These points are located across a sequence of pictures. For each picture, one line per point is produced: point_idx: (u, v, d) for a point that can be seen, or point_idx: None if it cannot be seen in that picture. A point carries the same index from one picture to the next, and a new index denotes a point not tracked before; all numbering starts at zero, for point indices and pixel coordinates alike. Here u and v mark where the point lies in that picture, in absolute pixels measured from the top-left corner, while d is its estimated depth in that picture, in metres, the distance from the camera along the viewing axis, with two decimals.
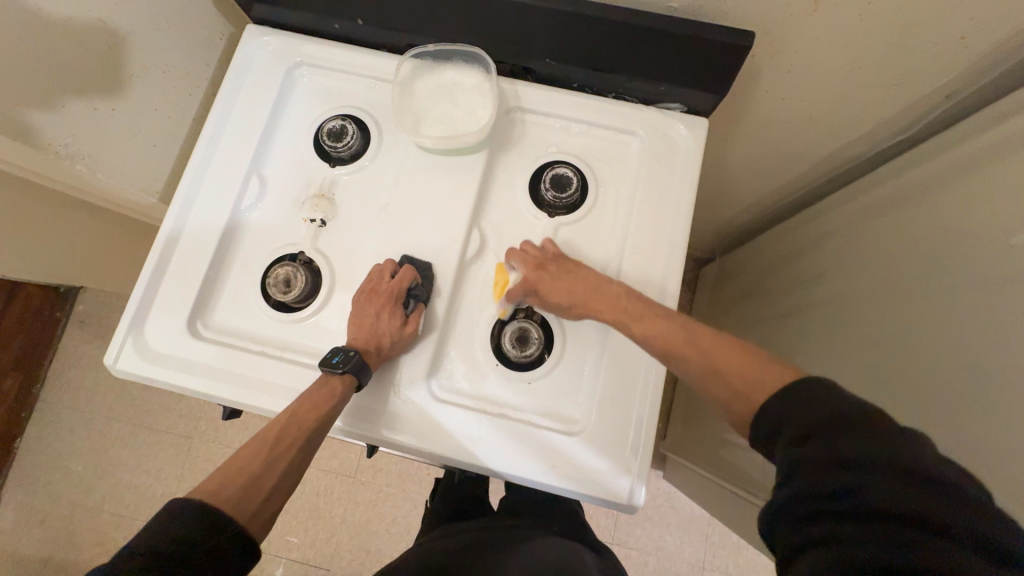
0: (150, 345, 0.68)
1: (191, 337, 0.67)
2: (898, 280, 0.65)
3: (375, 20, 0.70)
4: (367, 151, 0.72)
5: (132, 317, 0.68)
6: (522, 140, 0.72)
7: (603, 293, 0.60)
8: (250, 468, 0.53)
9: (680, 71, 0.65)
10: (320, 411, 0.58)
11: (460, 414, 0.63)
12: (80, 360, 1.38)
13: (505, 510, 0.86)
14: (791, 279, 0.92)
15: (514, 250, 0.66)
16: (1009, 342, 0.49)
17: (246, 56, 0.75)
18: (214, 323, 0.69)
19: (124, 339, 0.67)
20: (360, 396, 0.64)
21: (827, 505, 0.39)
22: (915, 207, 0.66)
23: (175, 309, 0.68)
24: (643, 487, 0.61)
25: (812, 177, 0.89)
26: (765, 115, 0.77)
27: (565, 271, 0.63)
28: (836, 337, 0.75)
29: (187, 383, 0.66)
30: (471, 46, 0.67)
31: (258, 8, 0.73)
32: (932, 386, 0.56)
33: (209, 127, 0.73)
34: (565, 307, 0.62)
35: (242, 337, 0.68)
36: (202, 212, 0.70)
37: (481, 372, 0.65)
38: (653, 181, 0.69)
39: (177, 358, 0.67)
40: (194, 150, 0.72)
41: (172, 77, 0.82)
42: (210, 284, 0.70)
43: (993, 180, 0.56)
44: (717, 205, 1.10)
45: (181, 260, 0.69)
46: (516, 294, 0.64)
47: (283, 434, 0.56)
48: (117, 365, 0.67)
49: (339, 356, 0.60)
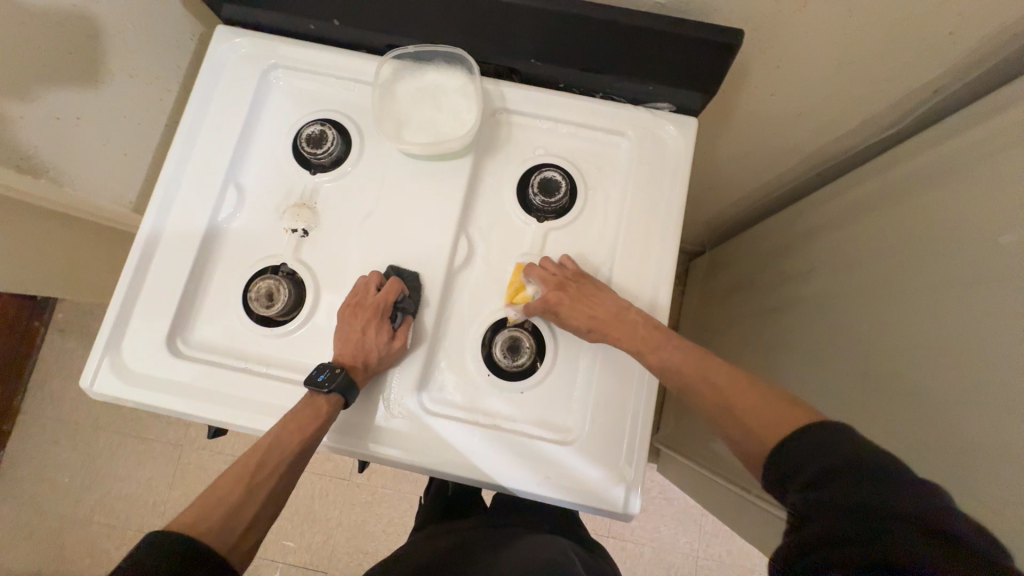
0: (128, 364, 0.66)
1: (172, 354, 0.65)
2: (887, 278, 0.66)
3: (353, 20, 0.67)
4: (348, 156, 0.70)
5: (107, 337, 0.65)
6: (509, 141, 0.71)
7: (622, 320, 0.60)
8: (229, 497, 0.53)
9: (668, 69, 0.63)
10: (302, 433, 0.57)
11: (453, 426, 0.62)
12: (61, 370, 1.34)
13: (496, 508, 0.86)
14: (782, 274, 0.92)
15: (533, 265, 0.65)
16: (998, 342, 0.50)
17: (218, 58, 0.72)
18: (195, 339, 0.67)
19: (101, 360, 0.65)
20: (348, 412, 0.63)
21: (842, 560, 0.38)
22: (903, 204, 0.66)
23: (154, 327, 0.66)
24: (637, 494, 0.61)
25: (802, 171, 0.89)
26: (753, 110, 0.76)
27: (585, 293, 0.62)
28: (827, 333, 0.75)
29: (169, 403, 0.64)
30: (452, 47, 0.65)
31: (228, 7, 0.70)
32: (921, 384, 0.57)
33: (182, 135, 0.70)
34: (583, 330, 0.62)
35: (225, 354, 0.66)
36: (178, 225, 0.68)
37: (473, 384, 0.65)
38: (644, 183, 0.68)
39: (158, 378, 0.65)
40: (166, 159, 0.69)
41: (141, 80, 0.79)
42: (190, 299, 0.68)
43: (980, 177, 0.56)
44: (706, 200, 1.10)
45: (158, 276, 0.67)
46: (534, 311, 0.63)
47: (264, 459, 0.56)
48: (95, 386, 0.65)
49: (325, 374, 0.59)
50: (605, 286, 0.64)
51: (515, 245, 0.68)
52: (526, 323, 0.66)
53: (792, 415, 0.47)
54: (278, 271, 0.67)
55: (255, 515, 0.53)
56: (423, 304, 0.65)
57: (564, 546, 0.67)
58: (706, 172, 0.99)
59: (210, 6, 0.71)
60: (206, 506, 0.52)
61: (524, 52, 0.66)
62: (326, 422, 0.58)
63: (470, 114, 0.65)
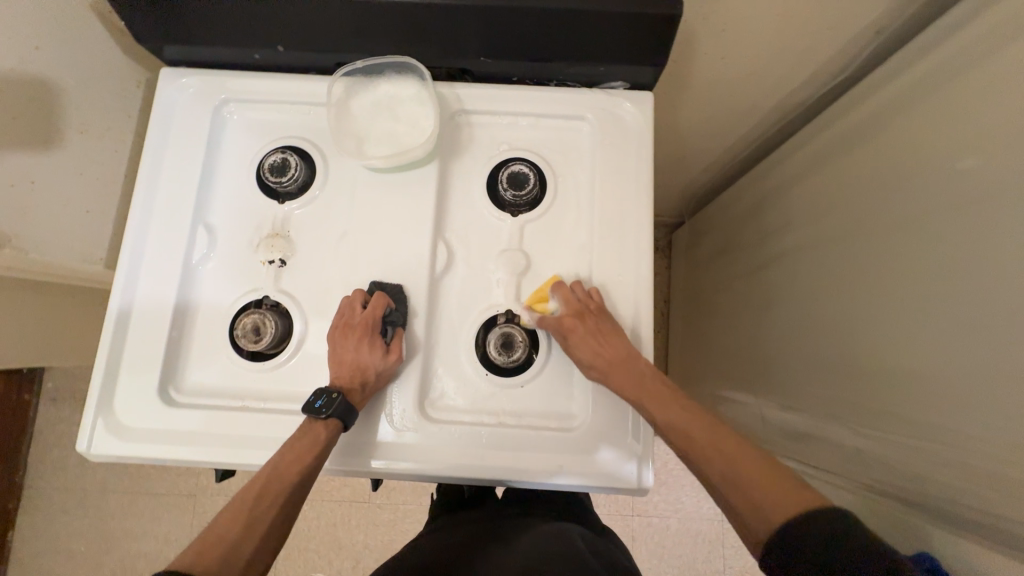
0: (122, 420, 0.65)
1: (167, 405, 0.65)
2: (862, 219, 0.67)
3: (297, 43, 0.66)
4: (314, 180, 0.70)
5: (97, 397, 0.65)
6: (472, 141, 0.71)
7: (629, 370, 0.60)
8: (229, 536, 0.53)
9: (615, 49, 0.64)
10: (301, 464, 0.57)
11: (460, 438, 0.62)
12: (60, 439, 1.32)
13: (509, 498, 0.86)
14: (760, 232, 0.94)
15: (562, 285, 0.64)
16: (972, 264, 0.51)
17: (166, 101, 0.71)
18: (189, 386, 0.67)
19: (94, 421, 0.64)
20: (349, 434, 0.63)
21: None
22: (864, 145, 0.68)
23: (145, 380, 0.66)
24: (650, 468, 0.61)
25: (764, 128, 0.90)
26: (707, 76, 0.77)
27: (601, 330, 0.61)
28: (812, 282, 0.77)
29: (171, 454, 0.63)
30: (400, 57, 0.65)
31: (168, 49, 0.69)
32: (908, 317, 0.58)
33: (142, 183, 0.69)
34: (583, 363, 0.61)
35: (220, 395, 0.66)
36: (152, 274, 0.67)
37: (473, 400, 0.65)
38: (610, 162, 0.69)
39: (155, 430, 0.64)
40: (130, 209, 0.68)
41: (92, 135, 0.78)
42: (176, 347, 0.67)
43: (933, 108, 0.58)
44: (676, 172, 1.11)
45: (140, 328, 0.66)
46: (546, 326, 0.64)
47: (262, 494, 0.55)
48: (93, 449, 0.64)
49: (323, 400, 0.59)
50: (622, 332, 0.63)
51: (494, 244, 0.69)
52: (517, 318, 0.66)
53: (792, 488, 0.49)
54: (262, 305, 0.67)
55: (252, 553, 0.53)
56: (411, 316, 0.66)
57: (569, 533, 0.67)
58: (671, 144, 1.00)
59: (148, 48, 0.69)
60: (205, 546, 0.51)
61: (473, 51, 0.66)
62: (325, 451, 0.58)
63: (428, 120, 0.65)
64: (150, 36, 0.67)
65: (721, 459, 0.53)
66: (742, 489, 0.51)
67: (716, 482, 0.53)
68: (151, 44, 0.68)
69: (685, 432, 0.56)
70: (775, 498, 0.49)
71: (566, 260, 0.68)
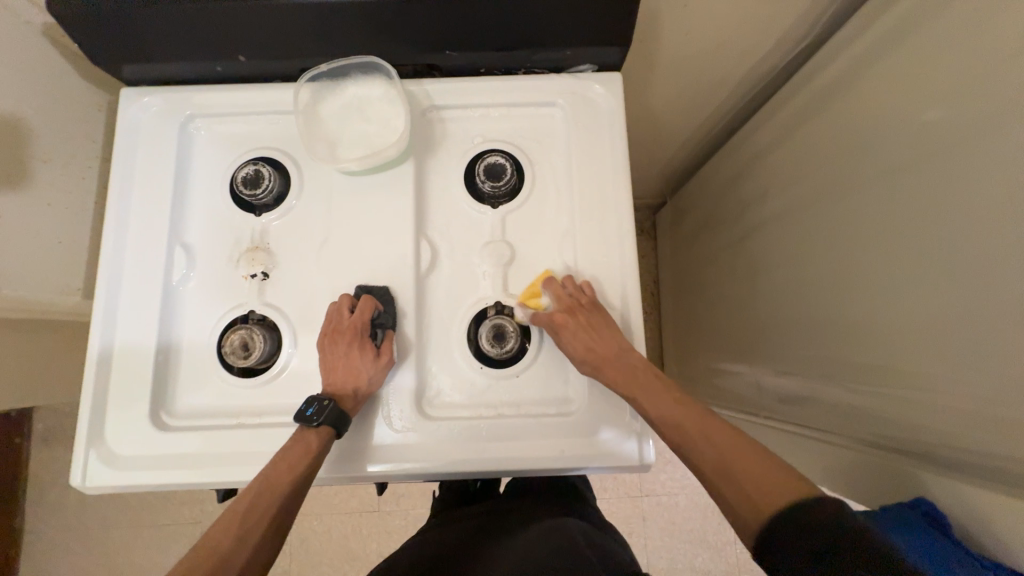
0: (115, 450, 0.64)
1: (161, 429, 0.64)
2: (837, 179, 0.68)
3: (258, 51, 0.65)
4: (290, 190, 0.69)
5: (88, 429, 0.63)
6: (445, 137, 0.71)
7: (622, 364, 0.60)
8: (221, 547, 0.51)
9: (580, 31, 0.64)
10: (295, 470, 0.56)
11: (456, 440, 0.62)
12: (56, 480, 1.29)
13: (514, 494, 0.86)
14: (739, 204, 0.95)
15: (553, 280, 0.64)
16: (945, 214, 0.52)
17: (130, 122, 0.70)
18: (181, 409, 0.66)
19: (87, 454, 0.63)
20: (344, 439, 0.63)
21: None
22: (831, 108, 0.69)
23: (135, 407, 0.64)
24: (650, 443, 0.62)
25: (734, 101, 0.91)
26: (673, 51, 0.78)
27: (593, 324, 0.61)
28: (795, 247, 0.78)
29: (169, 479, 0.62)
30: (364, 56, 0.65)
31: (125, 68, 0.67)
32: (891, 271, 0.59)
33: (113, 207, 0.68)
34: (576, 357, 0.61)
35: (215, 414, 0.65)
36: (132, 298, 0.66)
37: (468, 403, 0.65)
38: (585, 145, 0.69)
39: (150, 456, 0.63)
40: (103, 235, 0.67)
41: (57, 164, 0.76)
42: (164, 370, 0.66)
43: (894, 66, 0.59)
44: (652, 152, 1.12)
45: (125, 355, 0.65)
46: (538, 321, 0.63)
47: (255, 502, 0.55)
48: (88, 482, 0.63)
49: (314, 407, 0.58)
50: (614, 325, 0.63)
51: (477, 237, 0.69)
52: (506, 309, 0.66)
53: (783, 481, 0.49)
54: (249, 319, 0.67)
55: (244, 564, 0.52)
56: (401, 317, 0.65)
57: (562, 526, 0.68)
58: (645, 125, 1.00)
59: (104, 69, 0.68)
60: (196, 558, 0.50)
61: (437, 44, 0.65)
62: (319, 456, 0.58)
63: (398, 119, 0.65)
64: (104, 56, 0.65)
65: (716, 454, 0.53)
66: (737, 482, 0.50)
67: (711, 476, 0.53)
68: (107, 64, 0.67)
69: (677, 425, 0.55)
70: (769, 490, 0.48)
71: (551, 247, 0.68)
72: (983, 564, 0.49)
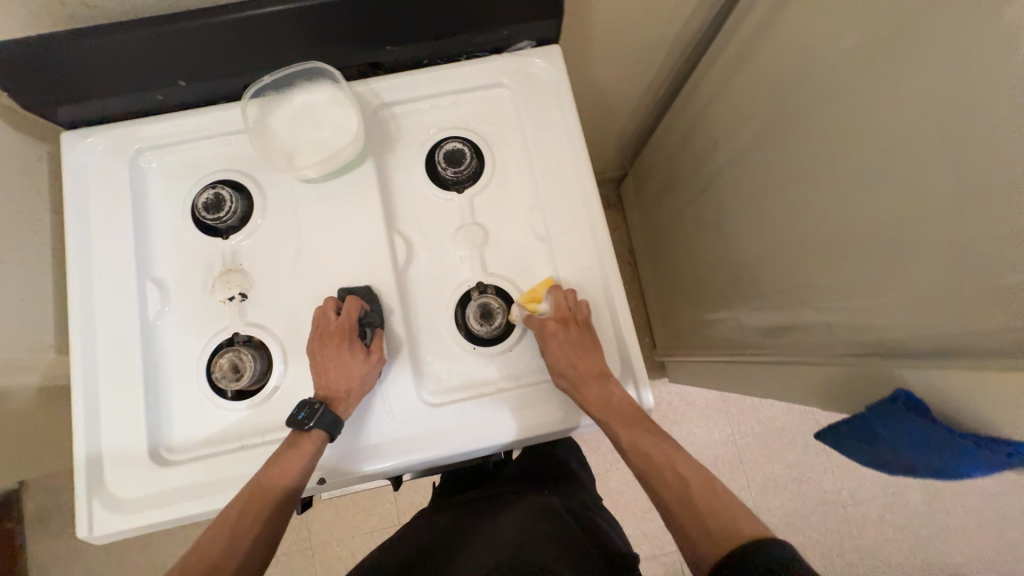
0: (115, 496, 0.67)
1: (161, 466, 0.68)
2: (773, 117, 0.73)
3: (196, 73, 0.69)
4: (256, 209, 0.73)
5: (87, 468, 0.67)
6: (401, 132, 0.75)
7: (603, 386, 0.64)
8: (211, 553, 0.58)
9: (509, 8, 0.69)
10: (287, 475, 0.61)
11: (448, 443, 0.66)
12: None
13: (516, 476, 0.91)
14: (694, 158, 1.00)
15: (556, 290, 0.68)
16: (869, 131, 0.57)
17: (79, 167, 0.73)
18: (180, 443, 0.70)
19: (90, 500, 0.66)
20: (339, 440, 0.66)
21: None
22: (757, 55, 0.74)
23: (137, 444, 0.68)
24: (650, 392, 0.69)
25: (671, 62, 0.96)
26: (603, 23, 0.82)
27: (582, 341, 0.66)
28: (750, 187, 0.83)
29: (173, 512, 0.66)
30: (309, 63, 0.68)
31: (58, 109, 0.70)
32: (835, 191, 0.64)
33: (72, 257, 0.71)
34: (557, 368, 0.65)
35: (217, 440, 0.70)
36: (106, 337, 0.70)
37: (451, 456, 0.66)
38: (533, 116, 0.73)
39: (151, 495, 0.67)
40: (68, 284, 0.71)
41: (6, 221, 0.75)
42: (155, 407, 0.70)
43: (802, 8, 0.64)
44: (597, 120, 1.17)
45: (111, 396, 0.69)
46: (531, 325, 0.67)
47: (244, 510, 0.60)
48: (96, 527, 0.66)
49: (305, 411, 0.62)
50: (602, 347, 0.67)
51: (452, 228, 0.73)
52: (487, 287, 0.71)
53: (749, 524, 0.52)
54: (234, 342, 0.71)
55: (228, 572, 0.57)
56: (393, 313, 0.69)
57: (543, 514, 0.74)
58: (585, 95, 1.05)
59: (38, 114, 0.70)
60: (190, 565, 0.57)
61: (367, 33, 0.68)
62: (314, 456, 0.62)
63: (348, 120, 0.69)
64: (41, 99, 0.68)
65: (680, 492, 0.58)
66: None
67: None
68: (42, 108, 0.69)
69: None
70: (730, 531, 0.52)
71: (521, 222, 0.73)
72: (965, 439, 0.54)
